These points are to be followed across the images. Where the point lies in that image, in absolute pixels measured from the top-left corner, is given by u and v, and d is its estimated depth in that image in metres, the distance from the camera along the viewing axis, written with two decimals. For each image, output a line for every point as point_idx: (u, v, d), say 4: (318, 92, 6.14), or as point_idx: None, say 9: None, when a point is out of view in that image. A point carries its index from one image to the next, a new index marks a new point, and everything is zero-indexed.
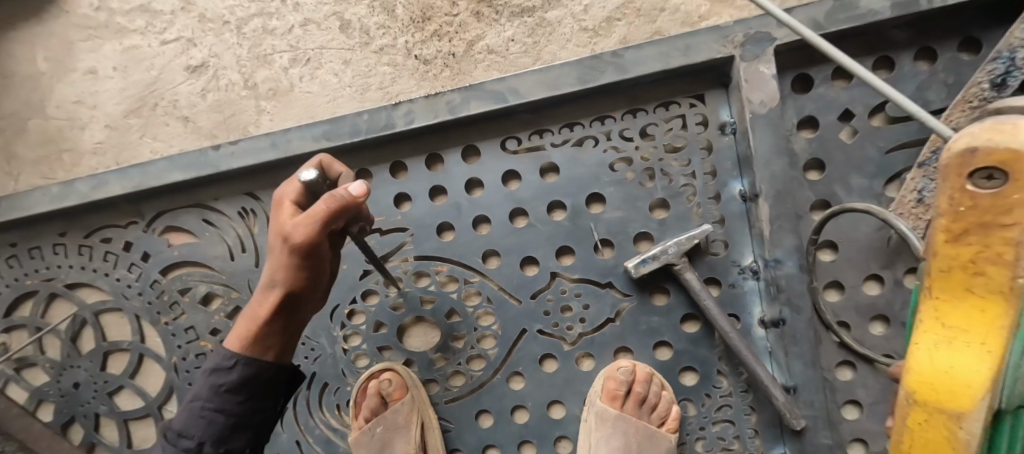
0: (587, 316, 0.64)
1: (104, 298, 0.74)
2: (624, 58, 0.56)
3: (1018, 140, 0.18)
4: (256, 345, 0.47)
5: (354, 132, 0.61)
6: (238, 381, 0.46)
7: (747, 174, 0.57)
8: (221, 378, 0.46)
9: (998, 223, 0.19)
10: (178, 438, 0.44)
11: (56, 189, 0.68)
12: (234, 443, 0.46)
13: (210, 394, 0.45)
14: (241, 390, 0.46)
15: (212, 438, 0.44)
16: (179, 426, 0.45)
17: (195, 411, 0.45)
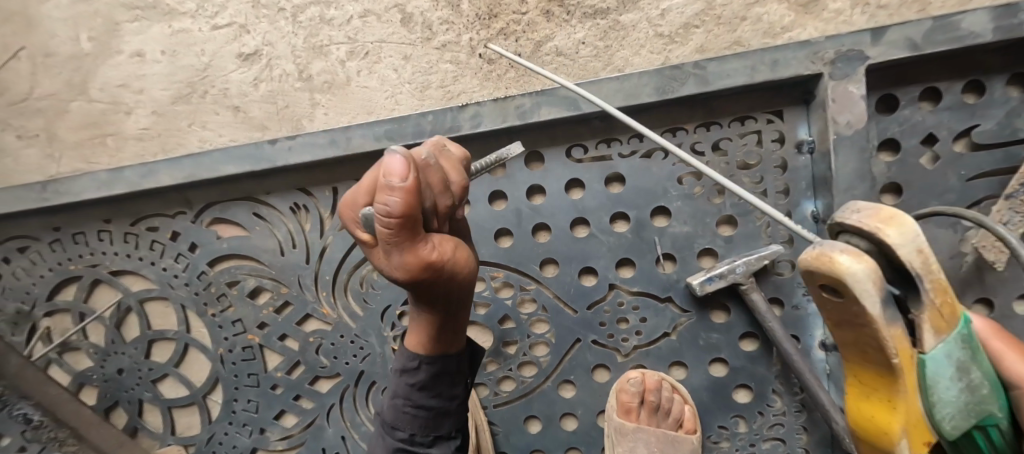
0: (643, 329, 0.63)
1: (148, 287, 0.73)
2: (706, 69, 0.54)
3: (837, 271, 0.24)
4: (429, 342, 0.44)
5: (418, 133, 0.59)
6: (426, 378, 0.45)
7: (823, 196, 0.56)
8: (412, 378, 0.45)
9: (858, 319, 0.25)
10: (392, 430, 0.47)
11: (103, 176, 0.66)
12: (440, 430, 0.47)
13: (408, 392, 0.46)
14: (434, 386, 0.45)
15: (421, 428, 0.46)
16: (390, 418, 0.47)
17: (399, 407, 0.46)
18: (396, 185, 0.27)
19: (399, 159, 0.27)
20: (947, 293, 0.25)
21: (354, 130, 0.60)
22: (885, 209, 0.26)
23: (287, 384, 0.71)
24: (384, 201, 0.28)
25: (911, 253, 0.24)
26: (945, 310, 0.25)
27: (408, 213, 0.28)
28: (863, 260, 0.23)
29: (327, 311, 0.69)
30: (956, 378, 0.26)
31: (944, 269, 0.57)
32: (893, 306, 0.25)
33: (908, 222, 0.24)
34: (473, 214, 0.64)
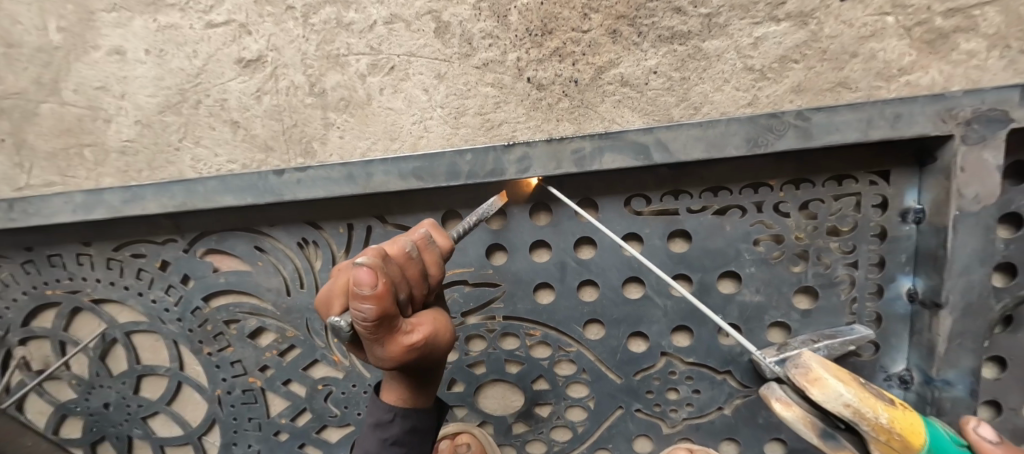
0: (696, 401, 0.56)
1: (136, 318, 0.65)
2: (811, 120, 0.44)
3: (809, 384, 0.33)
4: (411, 399, 0.39)
5: (452, 174, 0.50)
6: (402, 432, 0.37)
7: (927, 275, 0.47)
8: (386, 433, 0.37)
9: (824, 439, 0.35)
10: None
11: (79, 198, 0.57)
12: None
13: (378, 450, 0.37)
14: (411, 441, 0.38)
15: None
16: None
17: None
18: (366, 297, 0.27)
19: (367, 269, 0.27)
20: (888, 432, 0.32)
21: (376, 164, 0.51)
22: (813, 366, 0.33)
23: (291, 431, 0.64)
24: (358, 310, 0.27)
25: (837, 409, 0.32)
26: (894, 443, 0.32)
27: (382, 314, 0.28)
28: (791, 409, 0.36)
29: (338, 358, 0.61)
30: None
31: None
32: (833, 437, 0.34)
33: (832, 384, 0.32)
34: (510, 264, 0.56)
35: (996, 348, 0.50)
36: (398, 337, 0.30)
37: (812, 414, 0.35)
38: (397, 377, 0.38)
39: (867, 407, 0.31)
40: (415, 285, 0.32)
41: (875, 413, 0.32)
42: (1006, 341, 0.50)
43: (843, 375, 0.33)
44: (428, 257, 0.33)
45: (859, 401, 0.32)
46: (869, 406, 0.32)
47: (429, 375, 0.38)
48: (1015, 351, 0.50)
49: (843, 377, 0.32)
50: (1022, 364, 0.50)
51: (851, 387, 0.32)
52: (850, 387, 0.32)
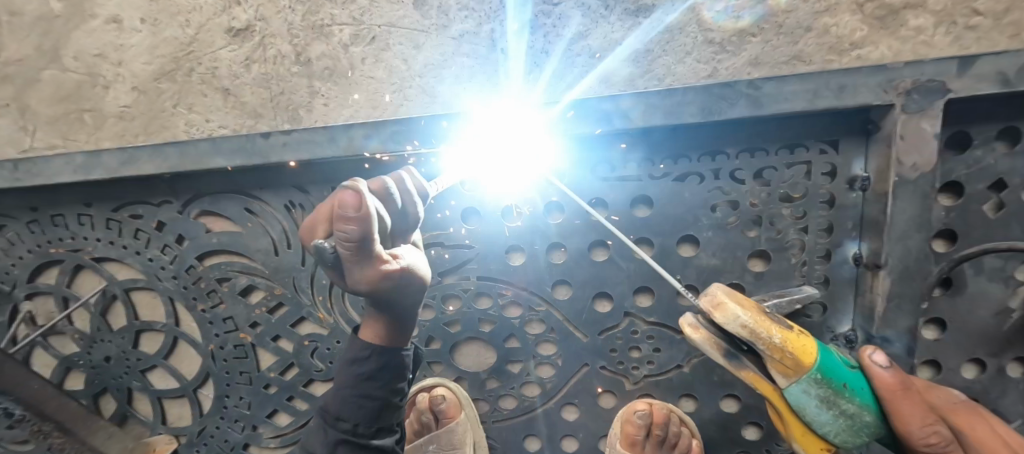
0: (656, 359, 0.60)
1: (134, 276, 0.69)
2: (762, 90, 0.47)
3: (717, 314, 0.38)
4: (388, 337, 0.41)
5: (428, 138, 0.53)
6: (376, 369, 0.41)
7: (870, 239, 0.51)
8: (361, 368, 0.41)
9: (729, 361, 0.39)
10: (335, 421, 0.41)
11: (80, 159, 0.60)
12: (383, 421, 0.42)
13: (355, 382, 0.41)
14: (385, 375, 0.41)
15: (368, 422, 0.41)
16: (333, 408, 0.41)
17: (344, 397, 0.41)
18: (352, 219, 0.26)
19: (353, 191, 0.26)
20: (782, 352, 0.37)
21: (357, 128, 0.54)
22: (719, 295, 0.38)
23: (280, 385, 0.68)
24: (341, 232, 0.27)
25: (736, 329, 0.37)
26: (787, 362, 0.37)
27: (366, 239, 0.28)
28: (700, 333, 0.40)
29: (323, 316, 0.65)
30: (822, 407, 0.37)
31: (989, 326, 0.53)
32: (737, 357, 0.39)
33: (732, 308, 0.37)
34: (483, 227, 0.59)
35: (935, 311, 0.53)
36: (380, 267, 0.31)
37: (719, 337, 0.39)
38: (374, 315, 0.40)
39: (759, 327, 0.36)
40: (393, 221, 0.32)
41: (768, 334, 0.36)
42: (944, 304, 0.53)
43: (747, 305, 0.38)
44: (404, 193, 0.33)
45: (755, 322, 0.36)
46: (763, 328, 0.36)
47: (404, 314, 0.39)
48: (953, 314, 0.53)
49: (742, 302, 0.37)
50: (958, 326, 0.53)
51: (750, 312, 0.37)
52: (747, 311, 0.37)
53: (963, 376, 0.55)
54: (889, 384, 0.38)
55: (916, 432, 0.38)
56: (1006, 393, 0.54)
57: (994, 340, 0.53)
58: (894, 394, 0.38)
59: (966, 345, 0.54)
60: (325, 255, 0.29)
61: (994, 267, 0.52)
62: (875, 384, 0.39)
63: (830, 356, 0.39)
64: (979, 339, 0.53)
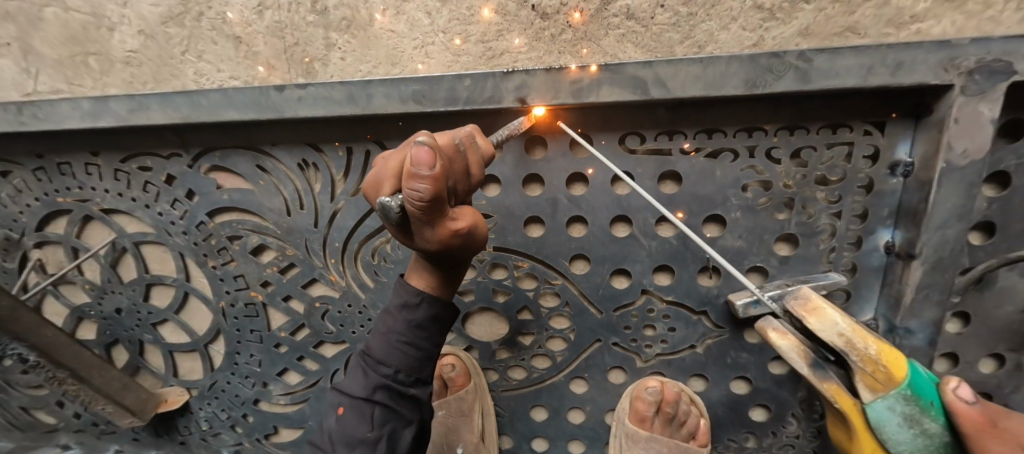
0: (670, 338, 0.59)
1: (143, 230, 0.68)
2: (812, 62, 0.44)
3: (813, 320, 0.41)
4: (437, 288, 0.42)
5: (450, 99, 0.50)
6: (425, 319, 0.42)
7: (905, 228, 0.49)
8: (411, 315, 0.41)
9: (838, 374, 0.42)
10: (377, 364, 0.42)
11: (86, 104, 0.57)
12: (421, 374, 0.43)
13: (404, 328, 0.42)
14: (432, 328, 0.42)
15: (409, 369, 0.42)
16: (377, 352, 0.42)
17: (390, 341, 0.41)
18: (425, 177, 0.29)
19: (426, 148, 0.29)
20: (875, 363, 0.40)
21: (376, 85, 0.51)
22: (813, 300, 0.41)
23: (291, 345, 0.69)
24: (412, 189, 0.29)
25: (832, 336, 0.40)
26: (877, 374, 0.40)
27: (436, 197, 0.30)
28: (785, 337, 0.44)
29: (335, 278, 0.64)
30: (903, 425, 0.40)
31: (1016, 322, 0.52)
32: (821, 367, 0.43)
33: (829, 314, 0.40)
34: (502, 196, 0.57)
35: (961, 305, 0.52)
36: (446, 223, 0.33)
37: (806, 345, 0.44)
38: (427, 267, 0.41)
39: (855, 336, 0.39)
40: (461, 182, 0.34)
41: (863, 344, 0.40)
42: (972, 298, 0.52)
43: (843, 316, 0.41)
44: (473, 156, 0.35)
45: (851, 331, 0.40)
46: (860, 339, 0.40)
47: (459, 265, 0.40)
48: (980, 309, 0.52)
49: (839, 310, 0.40)
50: (983, 321, 0.52)
51: (847, 322, 0.40)
52: (844, 319, 0.40)
53: (980, 371, 0.54)
54: (976, 421, 0.38)
55: None
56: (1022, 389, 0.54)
57: (1018, 336, 0.52)
58: (979, 430, 0.38)
59: (988, 340, 0.53)
60: (391, 212, 0.32)
61: None
62: (959, 422, 0.39)
63: (924, 376, 0.41)
64: (1003, 335, 0.52)
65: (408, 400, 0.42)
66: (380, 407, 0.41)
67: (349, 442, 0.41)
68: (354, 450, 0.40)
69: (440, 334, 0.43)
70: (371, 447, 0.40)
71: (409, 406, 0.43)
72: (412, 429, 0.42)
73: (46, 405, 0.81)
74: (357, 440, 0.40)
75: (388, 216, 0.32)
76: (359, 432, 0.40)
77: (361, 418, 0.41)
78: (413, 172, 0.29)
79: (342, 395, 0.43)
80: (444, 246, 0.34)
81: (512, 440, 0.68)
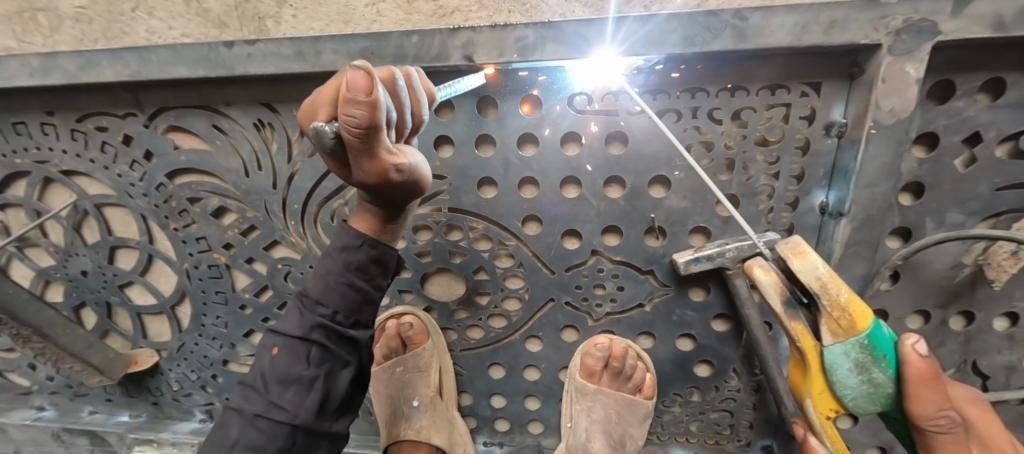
0: (619, 297, 0.61)
1: (105, 192, 0.68)
2: (748, 20, 0.45)
3: (798, 261, 0.41)
4: (381, 232, 0.44)
5: (399, 57, 0.51)
6: (365, 260, 0.44)
7: (838, 188, 0.51)
8: (351, 257, 0.44)
9: (853, 328, 0.40)
10: (315, 305, 0.44)
11: (35, 61, 0.57)
12: (361, 317, 0.45)
13: (343, 269, 0.44)
14: (373, 270, 0.44)
15: (347, 310, 0.44)
16: (315, 293, 0.44)
17: (330, 282, 0.43)
18: (362, 103, 0.29)
19: (363, 74, 0.29)
20: (841, 310, 0.40)
21: (326, 42, 0.51)
22: (801, 244, 0.42)
23: (255, 306, 0.70)
24: (348, 115, 0.29)
25: (809, 279, 0.40)
26: (841, 320, 0.40)
27: (372, 126, 0.30)
28: (769, 274, 0.45)
29: (295, 240, 0.65)
30: (852, 370, 0.41)
31: (942, 279, 0.54)
32: (793, 307, 0.44)
33: (812, 258, 0.41)
34: (456, 157, 0.58)
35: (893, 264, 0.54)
36: (386, 157, 0.33)
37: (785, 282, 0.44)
38: (371, 208, 0.42)
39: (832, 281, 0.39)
40: (402, 121, 0.35)
41: (837, 291, 0.40)
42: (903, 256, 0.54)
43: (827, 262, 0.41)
44: (414, 96, 0.35)
45: (829, 277, 0.40)
46: (834, 285, 0.40)
47: (400, 208, 0.42)
48: (909, 267, 0.54)
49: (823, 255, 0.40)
50: (912, 279, 0.55)
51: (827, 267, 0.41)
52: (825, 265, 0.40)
53: (908, 326, 0.57)
54: (921, 371, 0.40)
55: (929, 413, 0.41)
56: (945, 343, 0.57)
57: (943, 292, 0.55)
58: (921, 379, 0.40)
59: (916, 297, 0.56)
60: (325, 138, 0.31)
61: (957, 223, 0.52)
62: (906, 369, 0.40)
63: (884, 329, 0.41)
64: (930, 292, 0.55)
65: (346, 341, 0.45)
66: (316, 347, 0.43)
67: (285, 378, 0.42)
68: (289, 386, 0.42)
69: (381, 277, 0.46)
70: (307, 384, 0.43)
71: (346, 347, 0.45)
72: (350, 370, 0.45)
73: (19, 367, 0.82)
74: (292, 378, 0.42)
75: (323, 144, 0.33)
76: (295, 370, 0.42)
77: (297, 356, 0.43)
78: (351, 97, 0.29)
79: (278, 336, 0.44)
80: (383, 181, 0.35)
81: (471, 397, 0.71)
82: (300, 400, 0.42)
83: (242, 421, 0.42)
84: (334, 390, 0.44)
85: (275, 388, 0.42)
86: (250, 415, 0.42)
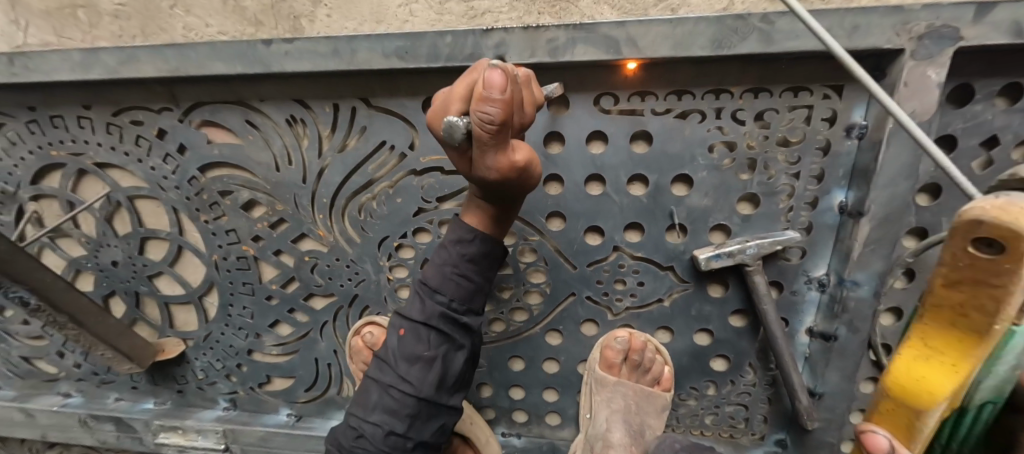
0: (639, 292, 0.63)
1: (138, 184, 0.70)
2: (774, 24, 0.46)
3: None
4: (487, 225, 0.52)
5: (433, 56, 0.52)
6: (476, 252, 0.53)
7: (857, 188, 0.52)
8: (465, 249, 0.52)
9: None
10: (433, 292, 0.53)
11: (77, 56, 0.59)
12: (472, 305, 0.55)
13: (458, 260, 0.53)
14: (482, 261, 0.53)
15: (460, 297, 0.54)
16: (433, 283, 0.53)
17: (446, 272, 0.53)
18: (495, 98, 0.33)
19: (498, 73, 0.33)
20: None
21: (361, 40, 0.53)
22: None
23: (282, 297, 0.72)
24: (483, 111, 0.34)
25: None
26: None
27: (502, 121, 0.34)
28: None
29: (323, 233, 0.67)
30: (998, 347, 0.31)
31: None
32: None
33: None
34: None
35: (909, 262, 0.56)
36: (507, 153, 0.38)
37: None
38: (481, 200, 0.50)
39: None
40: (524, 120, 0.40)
41: None
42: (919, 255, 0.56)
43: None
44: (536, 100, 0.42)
45: None
46: None
47: (507, 201, 0.47)
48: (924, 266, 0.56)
49: None
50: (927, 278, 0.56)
51: None
52: None
53: None
54: None
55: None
56: None
57: None
58: None
59: None
60: (455, 131, 0.36)
61: None
62: None
63: None
64: None
65: (460, 326, 0.55)
66: (434, 332, 0.54)
67: (411, 361, 0.53)
68: (413, 364, 0.53)
69: (489, 267, 0.54)
70: (428, 363, 0.54)
71: (460, 333, 0.55)
72: (463, 352, 0.56)
73: (47, 354, 0.84)
74: (415, 357, 0.54)
75: (451, 137, 0.37)
76: (418, 350, 0.53)
77: (418, 338, 0.53)
78: (486, 95, 0.34)
79: (403, 320, 0.55)
80: (501, 176, 0.39)
81: (491, 388, 0.73)
82: (422, 377, 0.53)
83: (380, 388, 0.55)
84: (450, 369, 0.55)
85: (403, 365, 0.54)
86: (384, 385, 0.54)
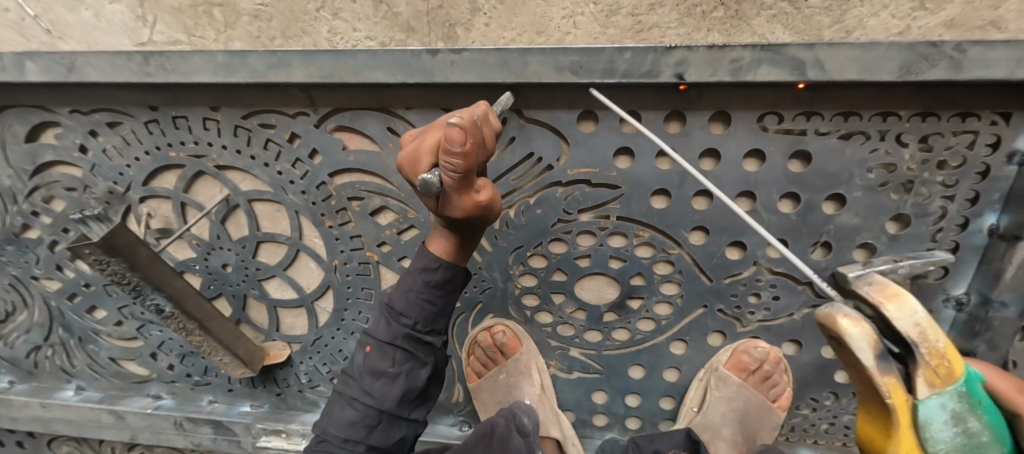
0: (773, 305, 0.64)
1: (259, 188, 0.69)
2: (967, 53, 0.47)
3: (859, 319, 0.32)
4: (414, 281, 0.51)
5: (608, 71, 0.52)
6: (441, 279, 0.50)
7: (1014, 212, 0.54)
8: (430, 276, 0.50)
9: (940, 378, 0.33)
10: (399, 315, 0.51)
11: (221, 58, 0.57)
12: (436, 326, 0.53)
13: (423, 287, 0.50)
14: (445, 288, 0.51)
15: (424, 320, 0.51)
16: (399, 306, 0.51)
17: (413, 298, 0.50)
18: (457, 153, 0.33)
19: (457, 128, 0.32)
20: (941, 357, 0.32)
21: (534, 53, 0.52)
22: (890, 285, 0.33)
23: None
24: (448, 163, 0.34)
25: (908, 327, 0.31)
26: (940, 369, 0.32)
27: (466, 168, 0.35)
28: (859, 325, 0.32)
29: None
30: (951, 426, 0.33)
31: None
32: (886, 360, 0.32)
33: (909, 301, 0.32)
34: (634, 168, 0.60)
35: None
36: (471, 195, 0.38)
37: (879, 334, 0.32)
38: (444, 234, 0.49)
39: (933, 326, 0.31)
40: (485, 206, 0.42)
41: (935, 336, 0.32)
42: None
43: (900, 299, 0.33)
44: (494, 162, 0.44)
45: (929, 322, 0.31)
46: (933, 330, 0.32)
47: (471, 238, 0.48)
48: None
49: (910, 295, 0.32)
50: None
51: (926, 312, 0.32)
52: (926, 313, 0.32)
53: None
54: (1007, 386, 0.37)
55: None
56: None
57: None
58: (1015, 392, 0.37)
59: None
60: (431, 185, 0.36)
61: None
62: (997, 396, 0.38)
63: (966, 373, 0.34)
64: None
65: (424, 344, 0.52)
66: (400, 350, 0.51)
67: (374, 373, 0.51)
68: (379, 379, 0.51)
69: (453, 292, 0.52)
70: (392, 379, 0.51)
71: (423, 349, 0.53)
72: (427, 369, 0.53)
73: (140, 356, 0.83)
74: (380, 371, 0.51)
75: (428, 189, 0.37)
76: (383, 365, 0.51)
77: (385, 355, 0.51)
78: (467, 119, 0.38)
79: (371, 337, 0.53)
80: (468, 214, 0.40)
81: (607, 395, 0.74)
82: (387, 389, 0.51)
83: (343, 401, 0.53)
84: (414, 387, 0.52)
85: (368, 378, 0.51)
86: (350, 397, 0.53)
